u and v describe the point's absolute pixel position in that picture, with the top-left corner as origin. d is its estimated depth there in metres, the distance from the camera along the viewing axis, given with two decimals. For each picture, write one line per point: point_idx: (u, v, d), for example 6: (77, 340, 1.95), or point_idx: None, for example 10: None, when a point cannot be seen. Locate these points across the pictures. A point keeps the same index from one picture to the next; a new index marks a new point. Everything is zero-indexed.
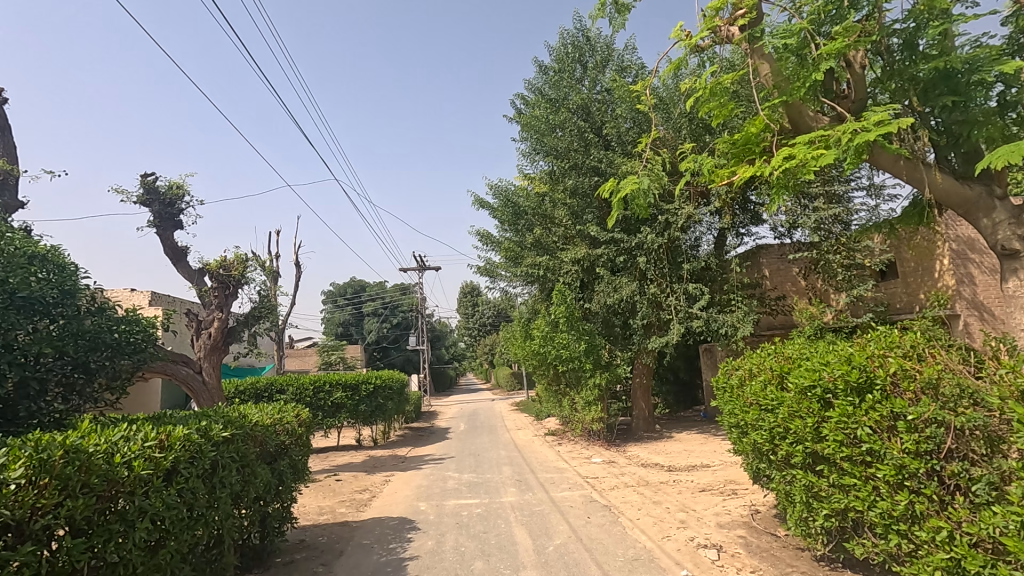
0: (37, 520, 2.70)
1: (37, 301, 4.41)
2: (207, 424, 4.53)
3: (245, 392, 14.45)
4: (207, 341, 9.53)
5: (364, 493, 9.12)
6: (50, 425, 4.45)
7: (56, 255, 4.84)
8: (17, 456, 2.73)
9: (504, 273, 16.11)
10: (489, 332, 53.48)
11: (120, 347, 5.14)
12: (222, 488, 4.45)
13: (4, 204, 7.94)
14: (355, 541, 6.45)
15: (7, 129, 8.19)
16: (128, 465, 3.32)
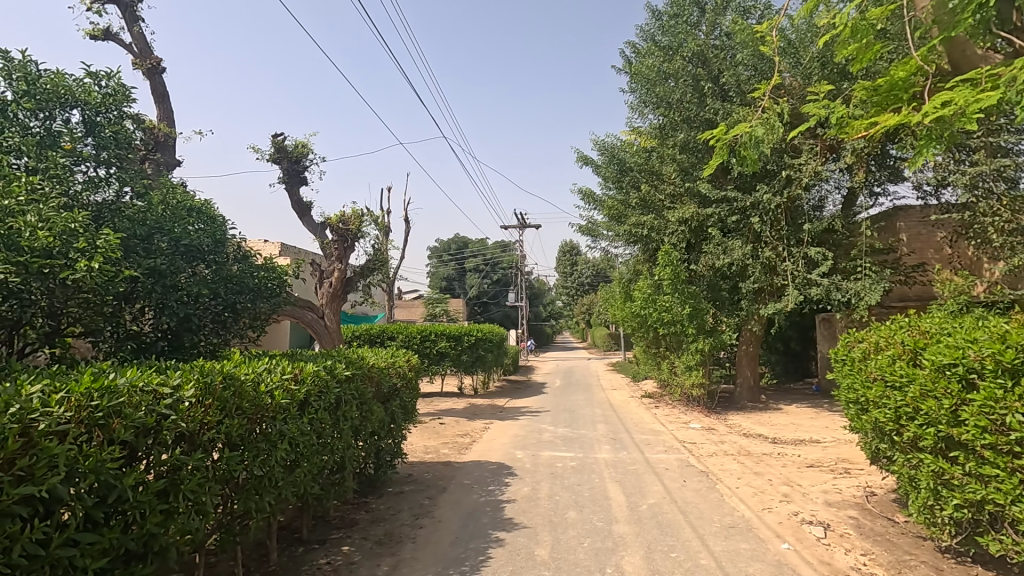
0: (205, 433, 3.20)
1: (195, 249, 5.09)
2: (333, 363, 5.03)
3: (360, 337, 15.70)
4: (329, 290, 10.46)
5: (466, 438, 9.68)
6: (206, 354, 5.15)
7: (210, 209, 5.52)
8: (188, 379, 3.23)
9: (607, 232, 15.82)
10: (587, 292, 53.29)
11: (260, 291, 5.73)
12: (345, 421, 4.97)
13: (165, 163, 8.89)
14: (456, 481, 6.92)
15: (164, 97, 9.25)
16: (271, 393, 3.84)
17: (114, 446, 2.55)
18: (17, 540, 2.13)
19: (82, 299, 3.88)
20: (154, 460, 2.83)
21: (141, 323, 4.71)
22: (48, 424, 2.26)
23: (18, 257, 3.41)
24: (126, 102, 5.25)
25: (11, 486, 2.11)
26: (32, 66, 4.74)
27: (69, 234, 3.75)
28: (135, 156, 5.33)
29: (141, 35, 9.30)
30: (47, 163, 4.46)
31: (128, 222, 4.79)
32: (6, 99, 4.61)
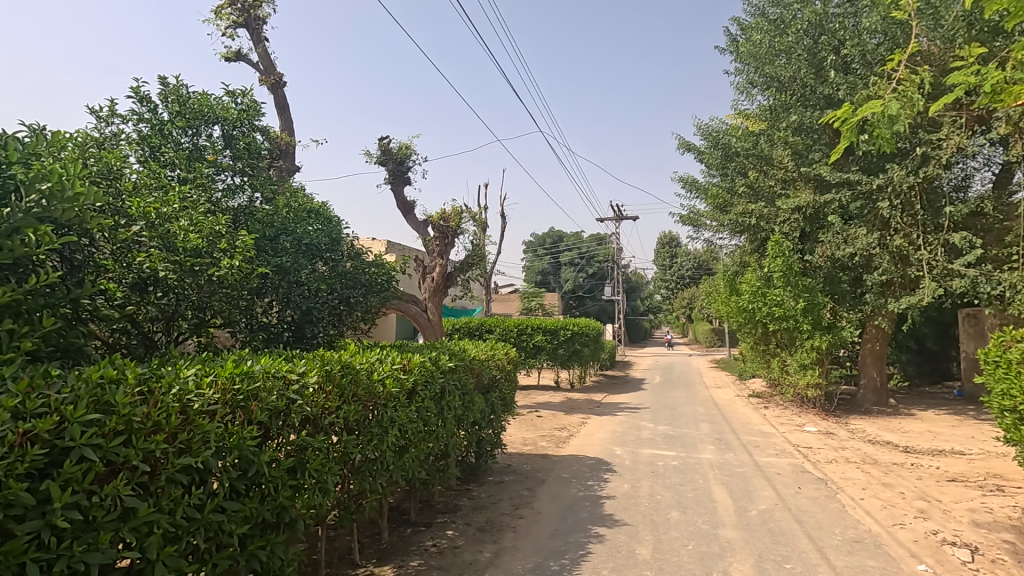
0: (327, 417, 3.48)
1: (315, 247, 5.55)
2: (438, 354, 5.24)
3: (460, 330, 16.25)
4: (431, 284, 10.93)
5: (563, 432, 9.70)
6: (325, 344, 5.58)
7: (327, 211, 5.96)
8: (312, 366, 3.53)
9: (710, 221, 15.05)
10: (688, 285, 51.16)
11: (370, 286, 6.08)
12: (449, 410, 5.17)
13: (287, 169, 9.70)
14: (555, 473, 6.95)
15: (286, 109, 10.13)
16: (382, 381, 4.10)
17: (252, 426, 2.85)
18: (179, 504, 2.45)
19: (224, 293, 4.34)
20: (284, 439, 3.13)
21: (271, 314, 5.18)
22: (201, 404, 2.56)
23: (175, 257, 3.92)
24: (257, 114, 5.80)
25: (174, 456, 2.42)
26: (182, 88, 5.38)
27: (214, 236, 4.24)
28: (265, 163, 5.89)
29: (267, 52, 10.22)
30: (194, 174, 5.05)
31: (260, 224, 5.33)
32: (163, 119, 5.28)
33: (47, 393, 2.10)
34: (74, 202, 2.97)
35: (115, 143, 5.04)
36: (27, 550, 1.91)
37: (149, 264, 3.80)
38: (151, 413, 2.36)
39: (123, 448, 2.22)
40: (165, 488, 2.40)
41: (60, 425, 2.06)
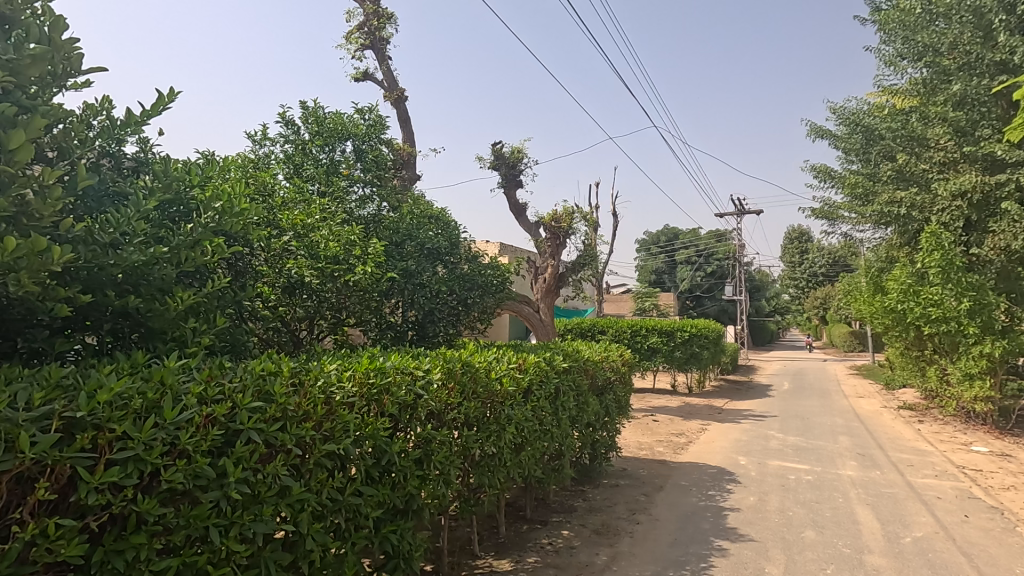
0: (449, 412, 3.66)
1: (437, 251, 5.87)
2: (553, 354, 5.29)
3: (572, 330, 16.26)
4: (543, 285, 11.06)
5: (682, 437, 9.32)
6: (445, 343, 5.86)
7: (446, 216, 6.27)
8: (436, 363, 3.74)
9: (849, 213, 13.60)
10: (822, 284, 46.61)
11: (487, 287, 6.25)
12: (564, 410, 5.20)
13: (409, 178, 10.34)
14: (673, 481, 6.70)
15: (407, 122, 10.81)
16: (500, 380, 4.23)
17: (384, 418, 3.09)
18: (325, 485, 2.73)
19: (358, 295, 4.72)
20: (412, 431, 3.35)
21: (398, 314, 5.57)
22: (342, 396, 2.83)
23: (318, 263, 4.37)
24: (383, 129, 6.26)
25: (320, 442, 2.71)
26: (319, 110, 5.96)
27: (349, 244, 4.65)
28: (391, 174, 6.35)
29: (390, 70, 10.99)
30: (332, 188, 5.60)
31: (387, 231, 5.74)
32: (304, 139, 5.90)
33: (222, 382, 2.45)
34: (240, 217, 3.42)
35: (267, 163, 5.72)
36: (209, 516, 2.25)
37: (296, 270, 4.27)
38: (302, 402, 2.65)
39: (280, 433, 2.51)
40: (314, 471, 2.69)
41: (232, 410, 2.38)
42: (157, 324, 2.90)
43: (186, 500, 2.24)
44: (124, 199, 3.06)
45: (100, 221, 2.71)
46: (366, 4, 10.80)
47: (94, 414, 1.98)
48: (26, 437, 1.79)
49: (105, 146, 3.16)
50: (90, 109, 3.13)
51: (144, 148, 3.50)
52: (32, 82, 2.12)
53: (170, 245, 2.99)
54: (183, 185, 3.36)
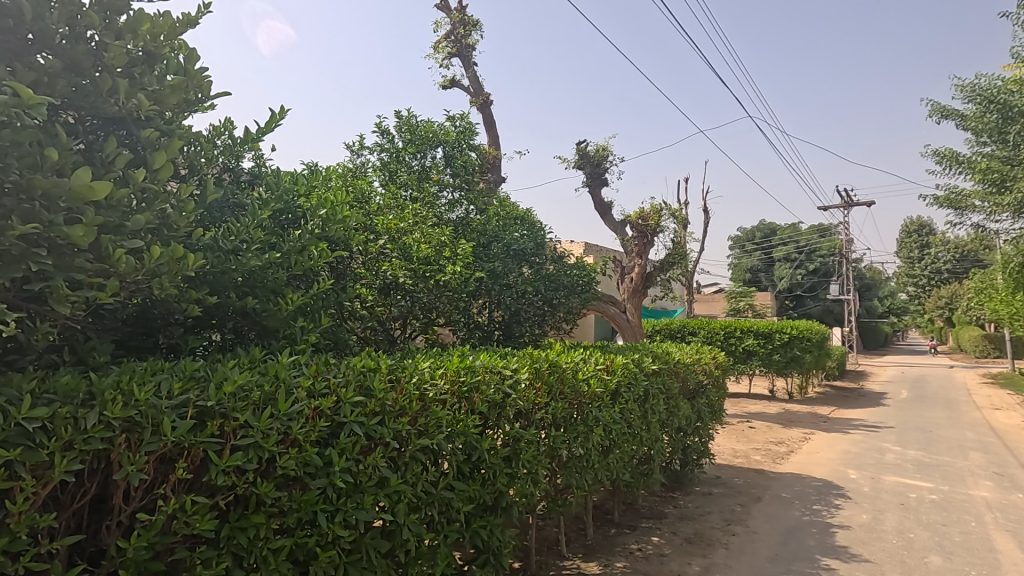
0: (537, 412, 3.69)
1: (523, 251, 5.92)
2: (641, 356, 5.17)
3: (661, 331, 15.78)
4: (630, 285, 10.82)
5: (782, 446, 8.74)
6: (531, 343, 5.91)
7: (531, 217, 6.31)
8: (524, 363, 3.78)
9: (981, 201, 12.09)
10: (947, 281, 41.79)
11: (573, 287, 6.22)
12: (653, 414, 5.05)
13: (495, 181, 10.51)
14: (773, 492, 6.29)
15: (493, 126, 11.00)
16: (587, 381, 4.20)
17: (474, 416, 3.17)
18: (419, 478, 2.85)
19: (448, 296, 4.89)
20: (500, 430, 3.41)
21: (485, 314, 5.68)
22: (434, 393, 2.94)
23: (411, 265, 4.57)
24: (471, 134, 6.44)
25: (415, 437, 2.83)
26: (412, 118, 6.23)
27: (440, 246, 4.83)
28: (478, 177, 6.51)
29: (476, 76, 11.24)
30: (423, 193, 5.83)
31: (475, 233, 5.88)
32: (398, 146, 6.19)
33: (328, 377, 2.63)
34: (342, 223, 3.66)
35: (364, 171, 6.07)
36: (318, 501, 2.42)
37: (391, 272, 4.49)
38: (399, 398, 2.78)
39: (379, 427, 2.66)
40: (409, 464, 2.81)
41: (336, 404, 2.55)
42: (271, 322, 3.18)
43: (298, 485, 2.43)
44: (243, 209, 3.37)
45: (224, 230, 3.02)
46: (453, 13, 11.14)
47: (221, 403, 2.20)
48: (167, 422, 2.03)
49: (227, 162, 3.51)
50: (214, 129, 3.48)
51: (258, 163, 3.84)
52: (172, 109, 2.40)
53: (282, 251, 3.26)
54: (292, 195, 3.65)
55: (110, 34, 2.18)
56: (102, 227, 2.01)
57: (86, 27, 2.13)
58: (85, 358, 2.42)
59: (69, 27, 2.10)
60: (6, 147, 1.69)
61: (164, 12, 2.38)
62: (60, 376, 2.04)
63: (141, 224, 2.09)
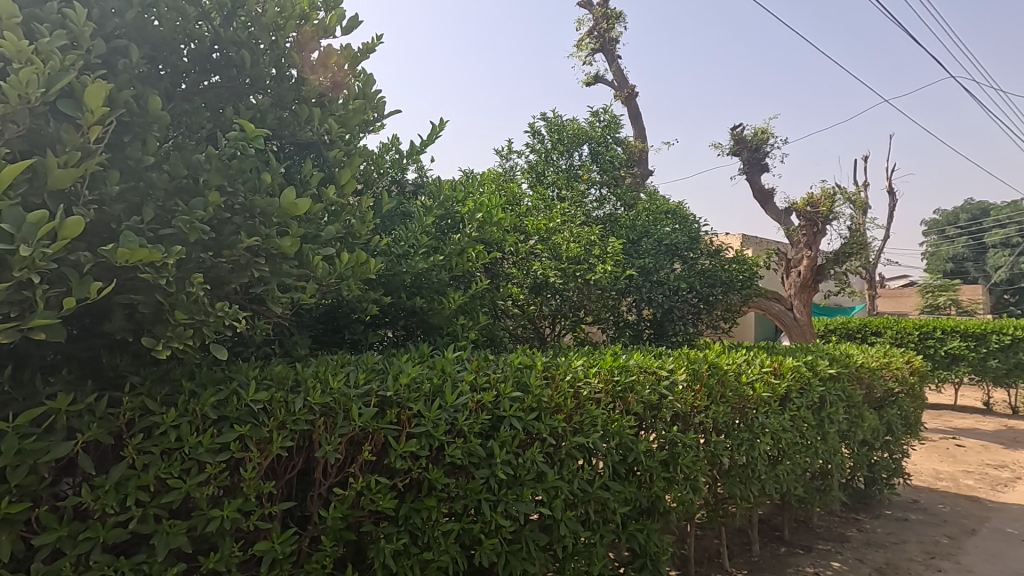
0: (696, 416, 3.49)
1: (675, 246, 5.65)
2: (815, 359, 4.63)
3: (836, 331, 14.05)
4: (797, 280, 9.79)
5: (1003, 471, 7.23)
6: (685, 343, 5.63)
7: (683, 210, 6.02)
8: (681, 364, 3.61)
9: None
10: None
11: (731, 283, 5.79)
12: (831, 424, 4.50)
13: (642, 175, 10.18)
14: (993, 525, 5.23)
15: (639, 118, 10.70)
16: (752, 385, 3.88)
17: (630, 416, 3.10)
18: (575, 476, 2.87)
19: (598, 294, 4.86)
20: (657, 432, 3.29)
21: (635, 312, 5.53)
22: (589, 392, 2.93)
23: (561, 264, 4.61)
24: (617, 128, 6.37)
25: (570, 434, 2.85)
26: (559, 119, 6.30)
27: (589, 244, 4.83)
28: (625, 172, 6.38)
29: (620, 69, 11.01)
30: (571, 192, 5.86)
31: (624, 229, 5.76)
32: (546, 147, 6.31)
33: (487, 372, 2.76)
34: (497, 225, 3.83)
35: (513, 174, 6.27)
36: (481, 490, 2.56)
37: (542, 271, 4.57)
38: (554, 395, 2.82)
39: (536, 422, 2.73)
40: (565, 461, 2.84)
41: (496, 398, 2.67)
42: (436, 320, 3.42)
43: (464, 474, 2.59)
44: (410, 217, 3.69)
45: (396, 237, 3.34)
46: (596, 8, 11.05)
47: (397, 394, 2.42)
48: (356, 408, 2.28)
49: (395, 175, 3.87)
50: (384, 146, 3.84)
51: (421, 173, 4.17)
52: (353, 131, 2.70)
53: (444, 254, 3.50)
54: (451, 202, 3.90)
55: (307, 70, 2.54)
56: (304, 238, 2.33)
57: (289, 67, 2.48)
58: (290, 350, 2.82)
59: (276, 68, 2.47)
60: (234, 175, 2.05)
61: (346, 45, 2.68)
62: (274, 365, 2.41)
63: (332, 234, 2.38)
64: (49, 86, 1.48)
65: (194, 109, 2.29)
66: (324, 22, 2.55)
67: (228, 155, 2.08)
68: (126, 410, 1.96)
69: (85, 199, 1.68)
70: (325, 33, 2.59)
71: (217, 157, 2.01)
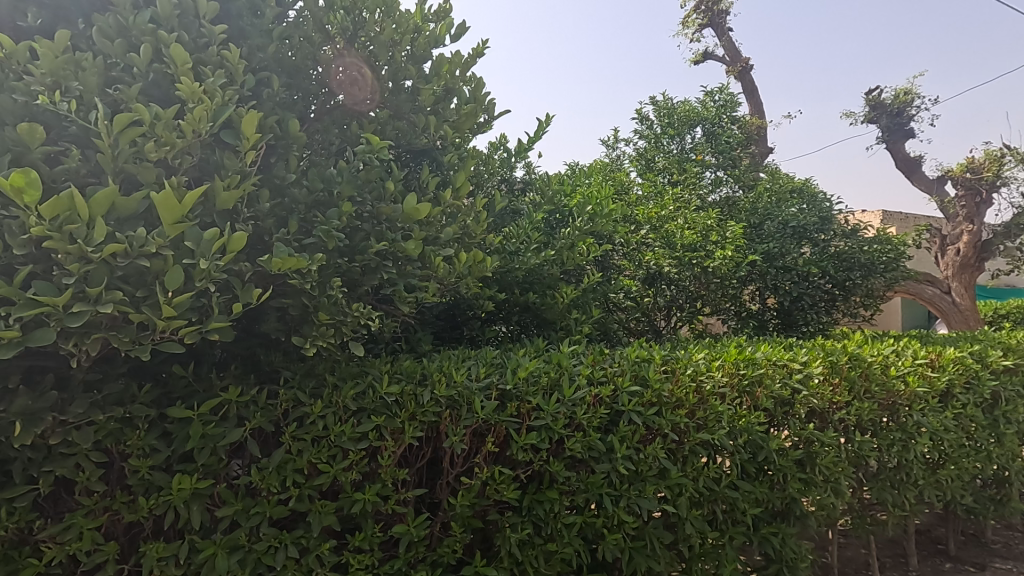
0: (836, 413, 3.18)
1: (804, 228, 5.17)
2: (983, 349, 4.01)
3: (1010, 317, 12.05)
4: (956, 258, 8.46)
5: None
6: (818, 333, 5.16)
7: (811, 188, 5.51)
8: (815, 357, 3.31)
9: None
10: None
11: (873, 266, 5.19)
12: (1007, 424, 3.87)
13: (761, 153, 9.45)
14: None
15: (755, 92, 9.94)
16: (903, 379, 3.45)
17: (758, 412, 2.90)
18: (700, 473, 2.75)
19: (717, 283, 4.60)
20: (790, 430, 3.04)
21: (758, 302, 5.16)
22: (712, 386, 2.78)
23: (676, 253, 4.43)
24: (734, 106, 6.11)
25: (693, 431, 2.73)
26: (668, 101, 6.06)
27: (705, 231, 4.60)
28: (743, 152, 6.00)
29: (733, 41, 10.29)
30: (684, 177, 5.59)
31: (744, 213, 5.39)
32: (656, 132, 6.08)
33: (604, 366, 2.73)
34: (608, 216, 3.76)
35: (621, 163, 6.13)
36: (602, 485, 2.54)
37: (655, 261, 4.41)
38: (675, 389, 2.72)
39: (656, 417, 2.65)
40: (689, 458, 2.73)
41: (615, 392, 2.63)
42: (550, 315, 3.46)
43: (585, 468, 2.59)
44: (520, 214, 3.75)
45: (508, 235, 3.42)
46: None
47: (516, 387, 2.48)
48: (478, 401, 2.37)
49: (504, 174, 3.95)
50: (492, 146, 3.94)
51: (529, 170, 4.22)
52: (465, 135, 2.82)
53: (555, 249, 3.52)
54: (560, 196, 3.90)
55: (422, 81, 2.66)
56: (425, 241, 2.46)
57: (405, 79, 2.64)
58: (415, 346, 2.99)
59: (393, 81, 2.63)
60: (362, 185, 2.21)
61: (456, 52, 2.79)
62: (403, 361, 2.58)
63: (450, 235, 2.49)
64: (215, 120, 1.72)
65: (324, 127, 2.50)
66: (435, 33, 2.68)
67: (356, 167, 2.26)
68: (282, 401, 2.20)
69: (244, 216, 1.91)
70: (436, 43, 2.71)
71: (347, 170, 2.19)
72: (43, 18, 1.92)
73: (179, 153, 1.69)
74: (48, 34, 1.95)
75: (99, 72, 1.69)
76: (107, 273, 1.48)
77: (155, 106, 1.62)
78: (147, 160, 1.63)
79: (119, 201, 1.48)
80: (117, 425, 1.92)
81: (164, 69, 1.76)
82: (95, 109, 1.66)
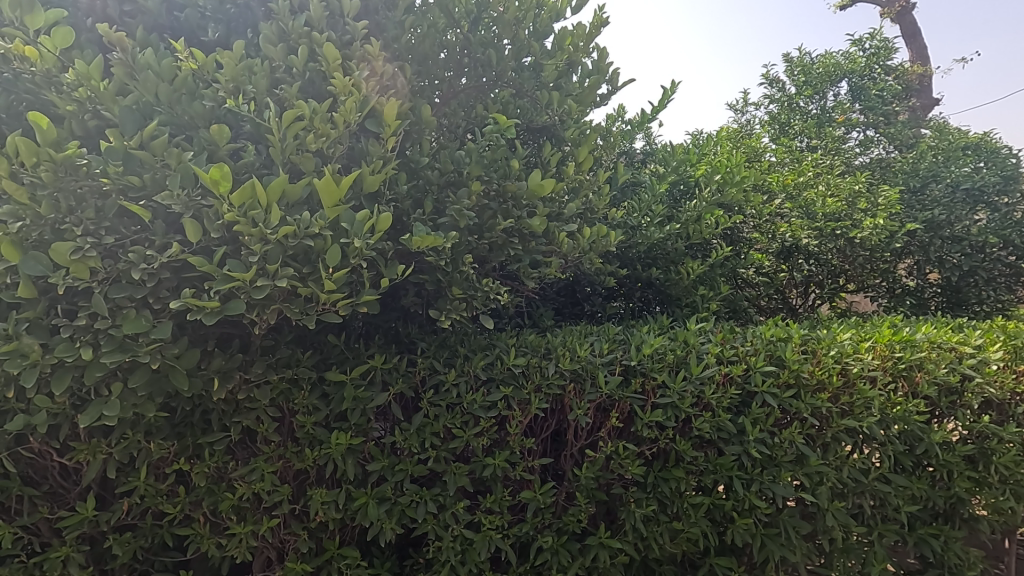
0: (1020, 406, 2.72)
1: (980, 190, 4.43)
2: None
3: None
4: None
5: None
6: (995, 314, 4.46)
7: (991, 142, 4.69)
8: (993, 340, 2.86)
9: None
10: None
11: None
12: None
13: (923, 107, 8.20)
14: None
15: (917, 35, 8.59)
16: None
17: (918, 400, 2.58)
18: (845, 463, 2.52)
19: (866, 255, 4.14)
20: (958, 422, 2.68)
21: (917, 277, 4.54)
22: (860, 369, 2.51)
23: (816, 224, 4.04)
24: (889, 55, 5.37)
25: (838, 417, 2.50)
26: (806, 57, 5.49)
27: (852, 197, 4.15)
28: (900, 106, 5.28)
29: None
30: (825, 139, 5.06)
31: (901, 175, 4.74)
32: (790, 93, 5.55)
33: (735, 345, 2.59)
34: (739, 184, 3.52)
35: (751, 129, 5.69)
36: (733, 467, 2.44)
37: (792, 233, 4.03)
38: (816, 370, 2.50)
39: (794, 401, 2.47)
40: (831, 445, 2.52)
41: (746, 372, 2.50)
42: (674, 291, 3.35)
43: (713, 449, 2.51)
44: (642, 187, 3.65)
45: (631, 210, 3.35)
46: None
47: (641, 363, 2.46)
48: (602, 376, 2.38)
49: (624, 146, 3.86)
50: (611, 119, 3.85)
51: (650, 141, 4.08)
52: (588, 107, 2.79)
53: (680, 222, 3.39)
54: (685, 166, 3.72)
55: (545, 56, 2.68)
56: (549, 217, 2.50)
57: (528, 55, 2.68)
58: (538, 321, 3.07)
59: (515, 59, 2.66)
60: (489, 165, 2.29)
61: (577, 23, 2.75)
62: (528, 335, 2.66)
63: (573, 211, 2.50)
64: (362, 110, 1.88)
65: (452, 111, 2.61)
66: (557, 6, 2.67)
67: (484, 147, 2.33)
68: (420, 370, 2.38)
69: (386, 199, 2.07)
70: (558, 16, 2.71)
71: (475, 151, 2.27)
72: (220, 31, 2.19)
73: (333, 142, 1.88)
74: (223, 44, 2.23)
75: (267, 75, 1.92)
76: (281, 252, 1.70)
77: (313, 101, 1.82)
78: (307, 151, 1.83)
79: (289, 188, 1.69)
80: (287, 385, 2.20)
81: (318, 68, 1.96)
82: (266, 107, 1.89)
